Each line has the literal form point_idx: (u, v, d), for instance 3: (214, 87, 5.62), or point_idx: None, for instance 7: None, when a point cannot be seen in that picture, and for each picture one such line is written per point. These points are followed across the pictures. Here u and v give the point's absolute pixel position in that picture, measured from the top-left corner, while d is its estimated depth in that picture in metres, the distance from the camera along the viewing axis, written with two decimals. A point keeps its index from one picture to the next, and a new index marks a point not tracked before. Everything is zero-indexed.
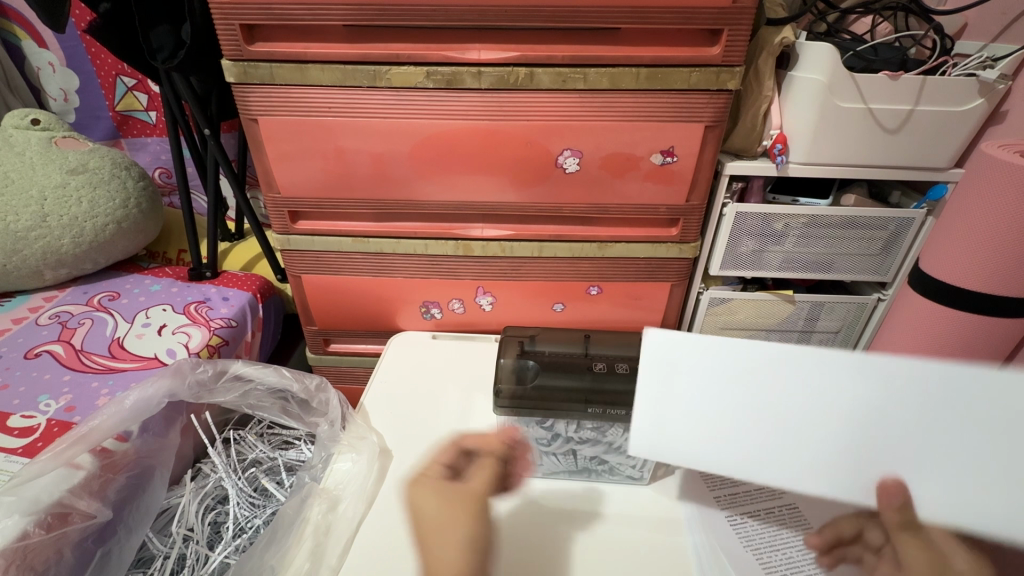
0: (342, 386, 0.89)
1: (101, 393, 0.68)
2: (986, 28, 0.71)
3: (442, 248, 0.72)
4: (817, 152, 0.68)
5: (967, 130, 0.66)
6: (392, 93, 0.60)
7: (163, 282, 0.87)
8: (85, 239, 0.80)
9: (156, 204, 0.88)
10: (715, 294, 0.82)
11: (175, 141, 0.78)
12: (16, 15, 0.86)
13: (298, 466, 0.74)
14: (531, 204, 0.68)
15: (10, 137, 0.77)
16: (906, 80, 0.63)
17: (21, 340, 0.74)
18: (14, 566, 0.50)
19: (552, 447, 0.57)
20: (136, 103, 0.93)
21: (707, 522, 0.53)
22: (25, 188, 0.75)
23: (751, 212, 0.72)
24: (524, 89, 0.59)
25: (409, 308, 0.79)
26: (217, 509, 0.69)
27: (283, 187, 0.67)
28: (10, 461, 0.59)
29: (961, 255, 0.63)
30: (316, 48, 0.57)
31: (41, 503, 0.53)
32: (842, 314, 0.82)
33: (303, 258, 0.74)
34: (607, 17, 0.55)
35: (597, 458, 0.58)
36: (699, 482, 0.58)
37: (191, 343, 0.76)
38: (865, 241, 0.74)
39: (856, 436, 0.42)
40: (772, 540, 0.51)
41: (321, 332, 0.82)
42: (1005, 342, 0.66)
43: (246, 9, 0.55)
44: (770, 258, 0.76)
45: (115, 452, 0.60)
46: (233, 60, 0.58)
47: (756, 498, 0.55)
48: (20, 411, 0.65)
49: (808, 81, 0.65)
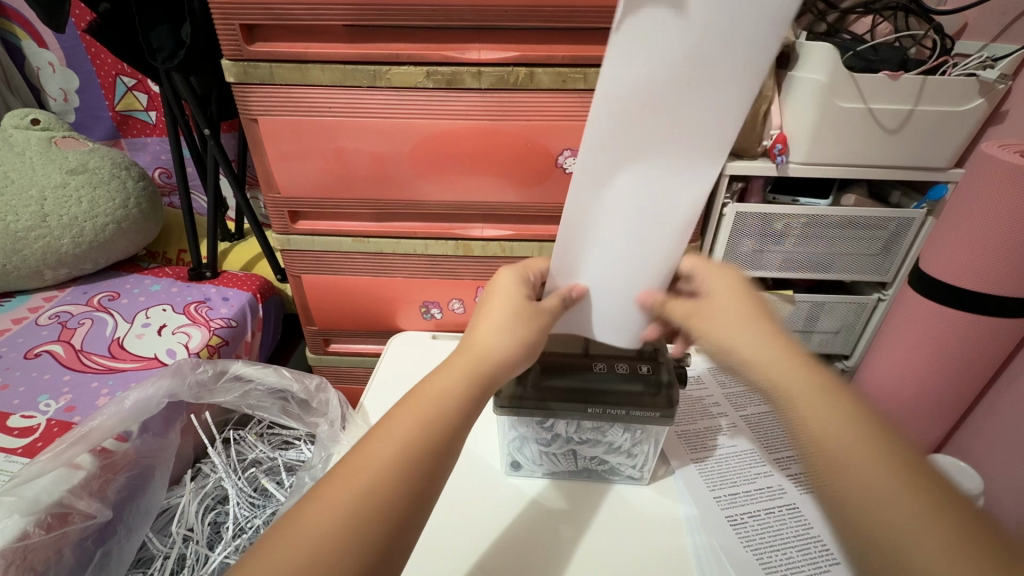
0: (342, 386, 0.89)
1: (101, 393, 0.68)
2: (986, 28, 0.71)
3: (442, 248, 0.72)
4: (817, 152, 0.68)
5: (967, 129, 0.66)
6: (392, 93, 0.60)
7: (163, 282, 0.87)
8: (85, 239, 0.80)
9: (156, 204, 0.88)
10: None
11: (175, 141, 0.78)
12: (15, 15, 0.86)
13: (298, 466, 0.74)
14: (530, 205, 0.68)
15: (10, 137, 0.77)
16: (907, 80, 0.63)
17: (21, 341, 0.74)
18: (14, 566, 0.50)
19: (552, 447, 0.56)
20: (136, 103, 0.93)
21: (708, 523, 0.53)
22: (25, 188, 0.75)
23: (751, 212, 0.72)
24: (524, 89, 0.59)
25: (409, 309, 0.79)
26: (217, 509, 0.69)
27: (283, 188, 0.67)
28: (10, 461, 0.59)
29: (960, 256, 0.63)
30: (316, 48, 0.57)
31: (41, 503, 0.53)
32: (842, 314, 0.82)
33: (303, 258, 0.74)
34: (607, 17, 0.55)
35: (597, 457, 0.57)
36: (700, 482, 0.57)
37: (191, 343, 0.76)
38: (865, 241, 0.74)
39: (673, 87, 0.35)
40: (771, 540, 0.51)
41: (321, 332, 0.82)
42: (1005, 342, 0.65)
43: (246, 9, 0.55)
44: (770, 258, 0.76)
45: (115, 452, 0.60)
46: (233, 61, 0.58)
47: (756, 499, 0.55)
48: (20, 410, 0.65)
49: (808, 80, 0.65)
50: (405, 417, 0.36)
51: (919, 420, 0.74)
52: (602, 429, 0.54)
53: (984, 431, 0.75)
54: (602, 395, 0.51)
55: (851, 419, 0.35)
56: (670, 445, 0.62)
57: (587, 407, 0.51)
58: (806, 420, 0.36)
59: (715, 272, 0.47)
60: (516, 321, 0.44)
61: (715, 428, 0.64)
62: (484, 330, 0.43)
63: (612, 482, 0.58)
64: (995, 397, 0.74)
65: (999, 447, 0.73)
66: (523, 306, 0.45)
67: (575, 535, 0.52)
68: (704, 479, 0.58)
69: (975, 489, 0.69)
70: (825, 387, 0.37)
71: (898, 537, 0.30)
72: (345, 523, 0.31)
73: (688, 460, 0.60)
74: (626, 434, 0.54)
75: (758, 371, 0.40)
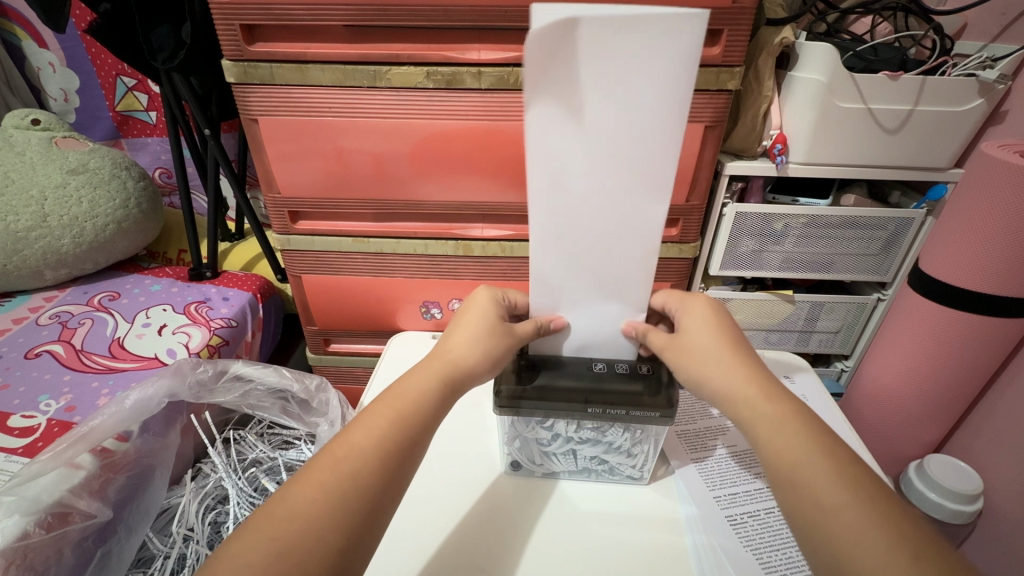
0: (342, 385, 0.89)
1: (101, 393, 0.68)
2: (985, 28, 0.72)
3: (442, 248, 0.73)
4: (816, 152, 0.68)
5: (967, 129, 0.66)
6: (392, 93, 0.60)
7: (163, 282, 0.87)
8: (85, 239, 0.80)
9: (156, 204, 0.88)
10: (715, 294, 0.82)
11: (175, 141, 0.78)
12: (15, 15, 0.87)
13: (298, 466, 0.74)
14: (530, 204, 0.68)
15: (10, 137, 0.77)
16: (906, 80, 0.63)
17: (21, 340, 0.74)
18: (14, 565, 0.51)
19: (552, 447, 0.56)
20: (137, 103, 0.93)
21: (708, 523, 0.53)
22: (25, 188, 0.75)
23: (751, 212, 0.72)
24: (523, 89, 0.59)
25: (409, 309, 0.80)
26: (217, 509, 0.69)
27: (283, 188, 0.67)
28: (10, 461, 0.59)
29: (960, 256, 0.63)
30: (316, 48, 0.57)
31: (41, 502, 0.53)
32: (842, 314, 0.82)
33: (303, 258, 0.74)
34: None
35: (597, 457, 0.57)
36: (699, 482, 0.57)
37: (191, 343, 0.76)
38: (865, 241, 0.74)
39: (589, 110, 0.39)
40: (772, 539, 0.51)
41: (321, 332, 0.83)
42: (1005, 342, 0.65)
43: (246, 10, 0.55)
44: (770, 258, 0.76)
45: (115, 452, 0.60)
46: (233, 61, 0.58)
47: (756, 498, 0.55)
48: (20, 410, 0.65)
49: (807, 80, 0.65)
50: (382, 410, 0.42)
51: (919, 419, 0.74)
52: (602, 430, 0.54)
53: (984, 430, 0.75)
54: (603, 395, 0.51)
55: (806, 444, 0.39)
56: (671, 446, 0.62)
57: (587, 407, 0.51)
58: (771, 446, 0.40)
59: (689, 306, 0.52)
60: (488, 335, 0.50)
61: (715, 428, 0.64)
62: (457, 342, 0.49)
63: (612, 482, 0.58)
64: (995, 396, 0.74)
65: (999, 447, 0.73)
66: (495, 324, 0.51)
67: (575, 533, 0.52)
68: (704, 479, 0.58)
69: (974, 489, 0.69)
70: (789, 415, 0.41)
71: (849, 542, 0.34)
72: (327, 498, 0.37)
73: (688, 460, 0.60)
74: (626, 434, 0.54)
75: (731, 402, 0.44)
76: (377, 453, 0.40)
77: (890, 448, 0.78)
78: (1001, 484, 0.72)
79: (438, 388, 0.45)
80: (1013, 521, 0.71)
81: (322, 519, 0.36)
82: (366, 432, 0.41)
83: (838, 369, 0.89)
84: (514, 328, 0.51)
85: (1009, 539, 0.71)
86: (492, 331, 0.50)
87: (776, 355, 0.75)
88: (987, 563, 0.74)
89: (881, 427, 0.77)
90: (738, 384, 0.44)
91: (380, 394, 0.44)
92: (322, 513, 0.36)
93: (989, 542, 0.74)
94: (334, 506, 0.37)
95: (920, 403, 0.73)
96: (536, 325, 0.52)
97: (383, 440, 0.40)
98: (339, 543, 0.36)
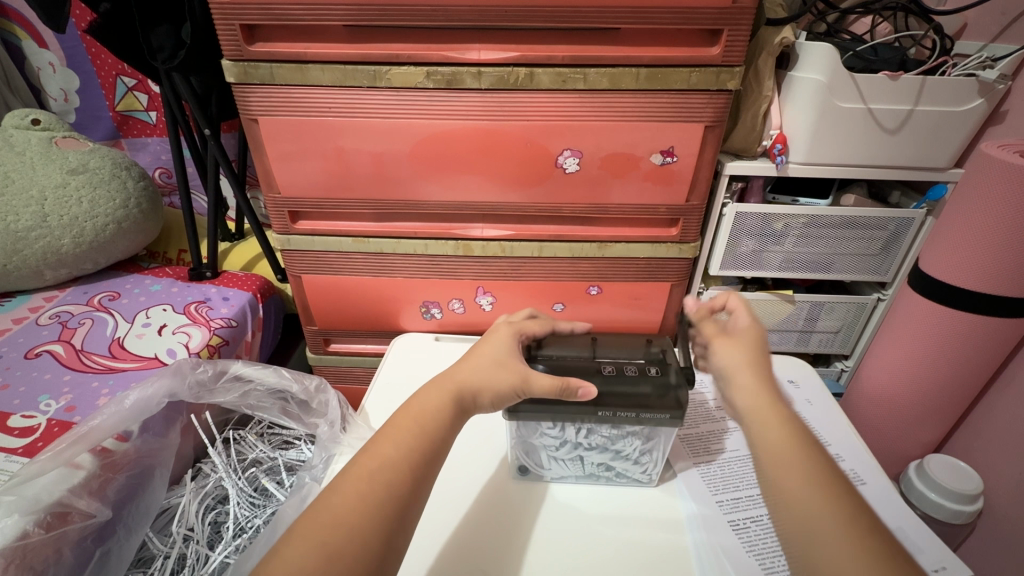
0: (342, 385, 0.89)
1: (101, 393, 0.68)
2: (986, 28, 0.71)
3: (442, 248, 0.72)
4: (817, 152, 0.68)
5: (967, 129, 0.66)
6: (392, 92, 0.60)
7: (163, 282, 0.87)
8: (85, 239, 0.80)
9: (156, 204, 0.87)
10: (715, 294, 0.81)
11: (175, 141, 0.78)
12: (16, 15, 0.87)
13: (298, 466, 0.75)
14: (531, 205, 0.68)
15: (10, 137, 0.77)
16: (906, 79, 0.63)
17: (21, 340, 0.74)
18: (13, 565, 0.51)
19: (560, 453, 0.55)
20: (136, 103, 0.93)
21: (709, 527, 0.53)
22: (26, 188, 0.75)
23: (751, 212, 0.72)
24: (524, 89, 0.59)
25: (409, 309, 0.79)
26: (217, 510, 0.69)
27: (283, 188, 0.67)
28: (10, 461, 0.59)
29: (959, 257, 0.63)
30: (316, 48, 0.57)
31: (41, 502, 0.53)
32: (842, 314, 0.82)
33: (302, 258, 0.74)
34: (607, 17, 0.55)
35: (604, 464, 0.57)
36: (700, 483, 0.57)
37: (191, 343, 0.76)
38: (865, 241, 0.74)
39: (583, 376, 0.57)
40: (774, 544, 0.51)
41: (321, 333, 0.83)
42: (1005, 344, 0.66)
43: (246, 9, 0.55)
44: (770, 258, 0.76)
45: (115, 452, 0.60)
46: (233, 61, 0.58)
47: (759, 502, 0.55)
48: (20, 411, 0.65)
49: (806, 81, 0.65)
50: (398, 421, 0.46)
51: (919, 420, 0.74)
52: (612, 437, 0.55)
53: (984, 430, 0.75)
54: (617, 397, 0.51)
55: (816, 498, 0.38)
56: (674, 449, 0.62)
57: (598, 411, 0.51)
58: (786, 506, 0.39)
59: (729, 347, 0.49)
60: (495, 368, 0.49)
61: (719, 431, 0.64)
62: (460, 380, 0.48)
63: (621, 486, 0.58)
64: (995, 397, 0.74)
65: (999, 447, 0.73)
66: (502, 359, 0.50)
67: (574, 533, 0.53)
68: (705, 480, 0.58)
69: (974, 489, 0.69)
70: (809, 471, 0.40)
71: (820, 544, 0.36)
72: (366, 510, 0.40)
73: (690, 462, 0.60)
74: (635, 442, 0.55)
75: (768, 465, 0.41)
76: (409, 468, 0.43)
77: (889, 450, 0.78)
78: (1001, 484, 0.72)
79: (451, 404, 0.47)
80: (1013, 521, 0.71)
81: (360, 521, 0.39)
82: (395, 444, 0.44)
83: (838, 369, 0.89)
84: (528, 374, 0.49)
85: (1008, 538, 0.71)
86: (507, 368, 0.49)
87: (778, 358, 0.74)
88: (987, 562, 0.74)
89: (880, 428, 0.77)
90: (763, 413, 0.43)
91: (390, 417, 0.47)
92: (364, 518, 0.39)
93: (988, 543, 0.74)
94: (375, 529, 0.39)
95: (919, 405, 0.73)
96: (559, 386, 0.48)
97: (410, 453, 0.44)
98: (376, 559, 0.39)
